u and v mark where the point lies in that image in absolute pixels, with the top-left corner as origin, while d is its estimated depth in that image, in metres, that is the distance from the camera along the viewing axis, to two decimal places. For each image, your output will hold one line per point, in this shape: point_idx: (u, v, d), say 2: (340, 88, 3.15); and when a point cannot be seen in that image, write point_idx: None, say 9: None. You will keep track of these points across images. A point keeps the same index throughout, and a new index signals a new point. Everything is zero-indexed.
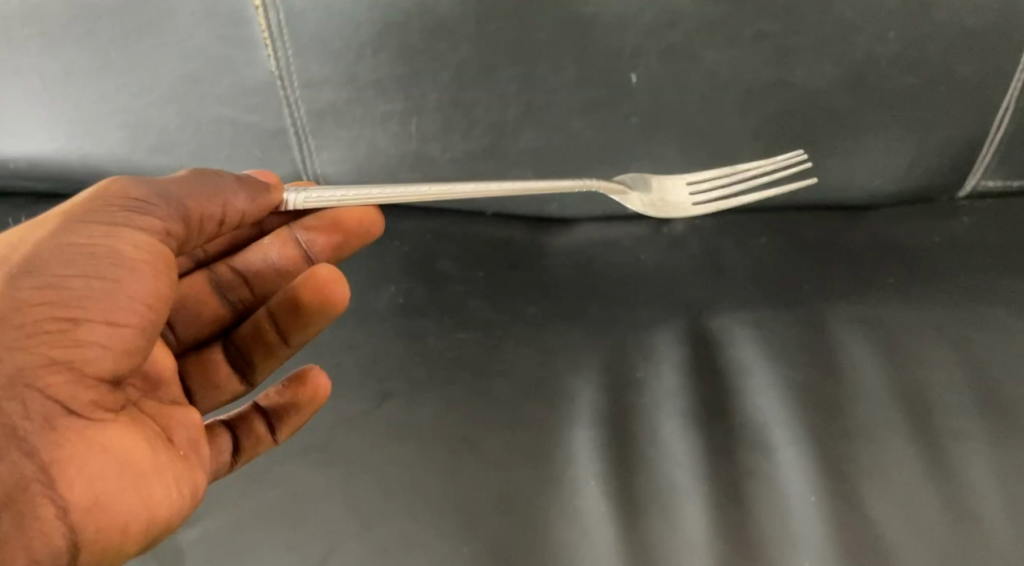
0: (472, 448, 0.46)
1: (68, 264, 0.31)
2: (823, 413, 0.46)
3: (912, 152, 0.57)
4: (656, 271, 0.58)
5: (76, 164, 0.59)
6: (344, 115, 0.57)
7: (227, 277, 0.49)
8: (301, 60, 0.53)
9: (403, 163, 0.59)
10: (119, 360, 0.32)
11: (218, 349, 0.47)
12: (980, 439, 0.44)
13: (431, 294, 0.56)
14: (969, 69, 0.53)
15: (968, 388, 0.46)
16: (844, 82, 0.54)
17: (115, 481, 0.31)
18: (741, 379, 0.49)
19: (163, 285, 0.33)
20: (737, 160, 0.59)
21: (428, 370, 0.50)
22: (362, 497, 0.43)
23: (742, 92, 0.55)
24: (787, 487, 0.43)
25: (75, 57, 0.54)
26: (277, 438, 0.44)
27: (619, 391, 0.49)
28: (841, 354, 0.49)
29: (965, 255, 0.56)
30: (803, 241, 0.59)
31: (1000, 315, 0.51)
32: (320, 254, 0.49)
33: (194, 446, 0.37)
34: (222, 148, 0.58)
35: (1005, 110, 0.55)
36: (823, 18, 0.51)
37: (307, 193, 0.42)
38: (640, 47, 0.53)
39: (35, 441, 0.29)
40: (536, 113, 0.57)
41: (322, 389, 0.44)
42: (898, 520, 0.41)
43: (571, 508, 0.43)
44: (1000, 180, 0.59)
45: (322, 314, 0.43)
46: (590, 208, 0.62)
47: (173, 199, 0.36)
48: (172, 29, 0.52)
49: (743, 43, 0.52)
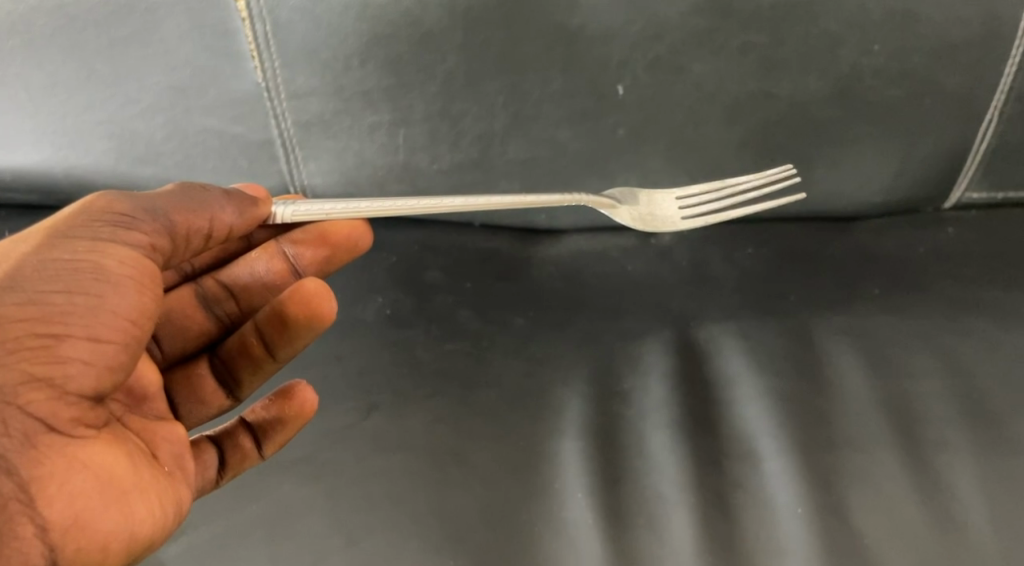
0: (459, 461, 0.45)
1: (49, 279, 0.31)
2: (810, 424, 0.46)
3: (897, 163, 0.58)
4: (643, 282, 0.58)
5: (60, 174, 0.58)
6: (331, 126, 0.56)
7: (213, 289, 0.49)
8: (288, 70, 0.53)
9: (390, 175, 0.59)
10: (102, 376, 0.31)
11: (203, 363, 0.46)
12: (967, 450, 0.44)
13: (418, 305, 0.56)
14: (952, 81, 0.54)
15: (954, 399, 0.47)
16: (829, 94, 0.55)
17: (96, 499, 0.31)
18: (728, 390, 0.49)
19: (147, 300, 0.33)
20: (724, 171, 0.59)
21: (416, 382, 0.50)
22: (349, 509, 0.43)
23: (728, 103, 0.55)
24: (774, 499, 0.43)
25: (59, 67, 0.53)
26: (263, 453, 0.43)
27: (606, 402, 0.49)
28: (827, 365, 0.50)
29: (950, 266, 0.56)
30: (790, 251, 0.59)
31: (984, 324, 0.51)
32: (307, 268, 0.49)
33: (179, 462, 0.37)
34: (208, 159, 0.58)
35: (989, 122, 0.56)
36: (808, 30, 0.52)
37: (295, 206, 0.42)
38: (628, 58, 0.53)
39: (13, 459, 0.29)
40: (524, 123, 0.57)
41: (309, 404, 0.44)
42: (885, 531, 0.41)
43: (557, 520, 0.43)
44: (985, 192, 0.60)
45: (307, 328, 0.42)
46: (578, 219, 0.63)
47: (159, 214, 0.35)
48: (158, 39, 0.52)
49: (729, 54, 0.53)
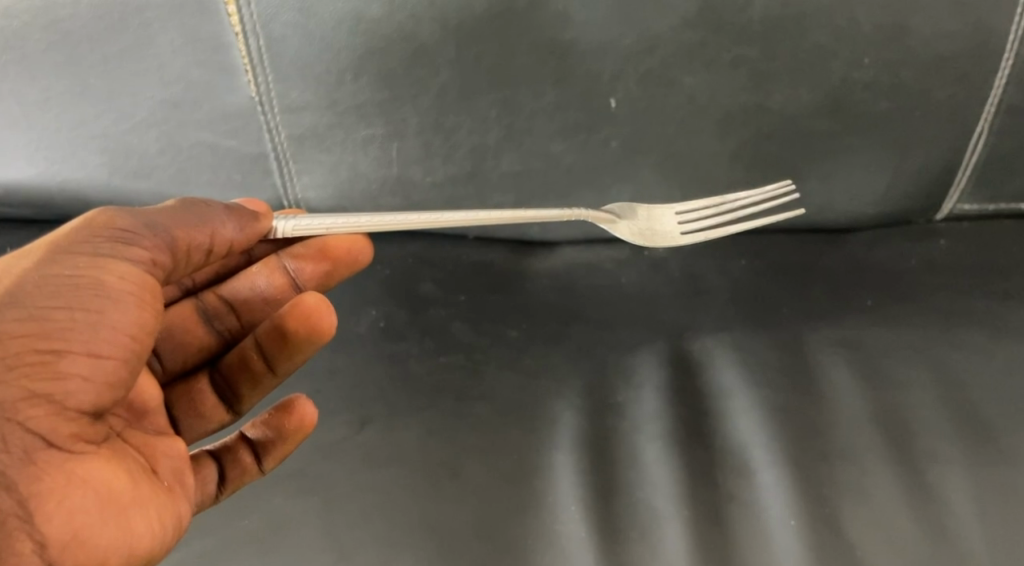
0: (452, 474, 0.45)
1: (50, 295, 0.31)
2: (803, 436, 0.47)
3: (886, 176, 0.59)
4: (636, 294, 0.59)
5: (53, 189, 0.58)
6: (325, 140, 0.57)
7: (213, 305, 0.49)
8: (281, 86, 0.54)
9: (384, 188, 0.59)
10: (102, 392, 0.31)
11: (204, 378, 0.46)
12: (956, 461, 0.45)
13: (413, 318, 0.56)
14: (940, 94, 0.55)
15: (946, 409, 0.47)
16: (819, 106, 0.56)
17: (95, 515, 0.30)
18: (721, 402, 0.50)
19: (147, 315, 0.33)
20: (717, 184, 0.60)
21: (412, 395, 0.50)
22: (343, 524, 0.43)
23: (720, 116, 0.56)
24: (767, 510, 0.43)
25: (52, 82, 0.53)
26: (262, 468, 0.43)
27: (601, 414, 0.49)
28: (821, 376, 0.50)
29: (941, 277, 0.57)
30: (782, 263, 0.60)
31: (974, 334, 0.52)
32: (308, 283, 0.49)
33: (179, 478, 0.36)
34: (201, 173, 0.58)
35: (979, 135, 0.57)
36: (798, 44, 0.53)
37: (296, 221, 0.42)
38: (620, 72, 0.54)
39: (13, 475, 0.29)
40: (518, 136, 0.57)
41: (309, 417, 0.43)
42: (877, 541, 0.41)
43: (551, 533, 0.43)
44: (976, 204, 0.61)
45: (308, 343, 0.42)
46: (572, 232, 0.63)
47: (159, 229, 0.35)
48: (152, 54, 0.52)
49: (720, 68, 0.54)
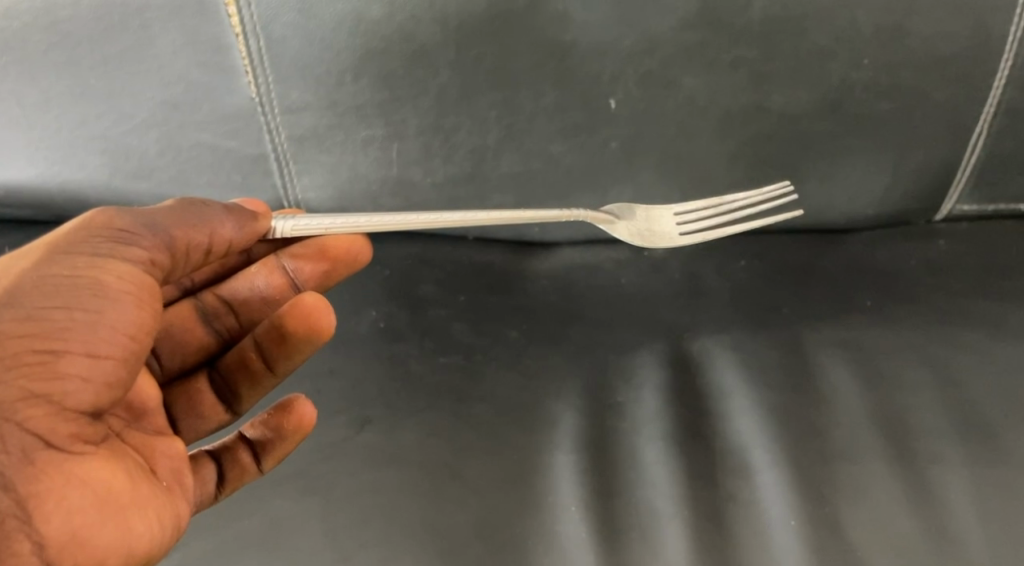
0: (452, 474, 0.45)
1: (49, 295, 0.31)
2: (803, 437, 0.47)
3: (886, 176, 0.59)
4: (636, 294, 0.59)
5: (54, 190, 0.58)
6: (325, 141, 0.57)
7: (212, 305, 0.49)
8: (281, 87, 0.54)
9: (384, 189, 0.59)
10: (100, 392, 0.31)
11: (203, 378, 0.46)
12: (957, 462, 0.45)
13: (413, 318, 0.56)
14: (940, 95, 0.55)
15: (946, 410, 0.47)
16: (819, 107, 0.55)
17: (93, 516, 0.30)
18: (721, 403, 0.50)
19: (146, 315, 0.33)
20: (717, 184, 0.60)
21: (411, 396, 0.50)
22: (342, 524, 0.43)
23: (720, 116, 0.56)
24: (768, 511, 0.43)
25: (52, 83, 0.53)
26: (262, 468, 0.43)
27: (600, 415, 0.49)
28: (821, 377, 0.50)
29: (941, 278, 0.57)
30: (782, 263, 0.60)
31: (974, 335, 0.52)
32: (307, 283, 0.49)
33: (178, 478, 0.36)
34: (201, 174, 0.58)
35: (979, 135, 0.57)
36: (798, 45, 0.53)
37: (295, 221, 0.42)
38: (619, 72, 0.54)
39: (12, 475, 0.28)
40: (518, 137, 0.57)
41: (308, 417, 0.43)
42: (878, 542, 0.41)
43: (551, 534, 0.43)
44: (976, 205, 0.61)
45: (307, 342, 0.42)
46: (572, 233, 0.63)
47: (158, 229, 0.35)
48: (152, 55, 0.52)
49: (720, 68, 0.54)
